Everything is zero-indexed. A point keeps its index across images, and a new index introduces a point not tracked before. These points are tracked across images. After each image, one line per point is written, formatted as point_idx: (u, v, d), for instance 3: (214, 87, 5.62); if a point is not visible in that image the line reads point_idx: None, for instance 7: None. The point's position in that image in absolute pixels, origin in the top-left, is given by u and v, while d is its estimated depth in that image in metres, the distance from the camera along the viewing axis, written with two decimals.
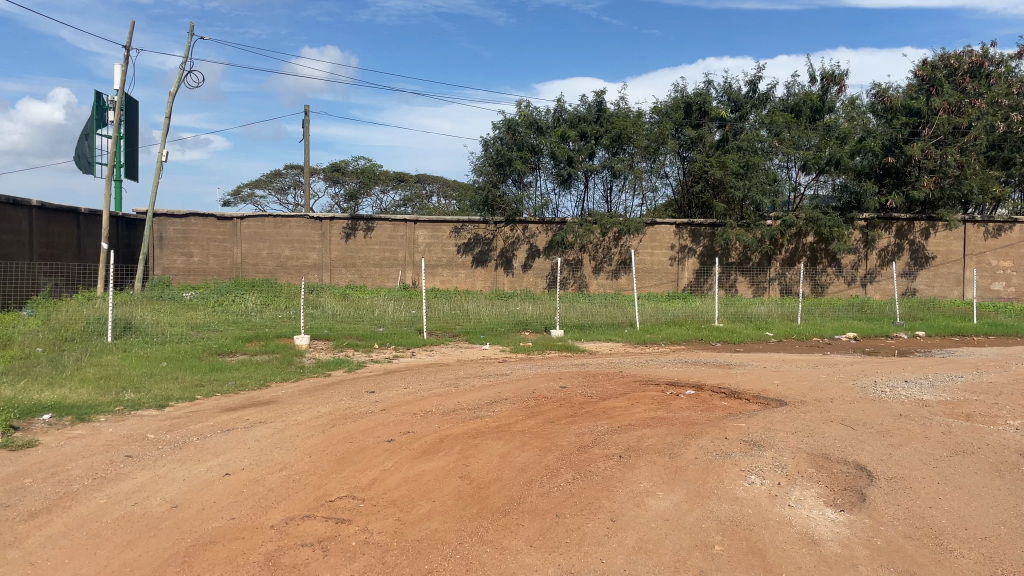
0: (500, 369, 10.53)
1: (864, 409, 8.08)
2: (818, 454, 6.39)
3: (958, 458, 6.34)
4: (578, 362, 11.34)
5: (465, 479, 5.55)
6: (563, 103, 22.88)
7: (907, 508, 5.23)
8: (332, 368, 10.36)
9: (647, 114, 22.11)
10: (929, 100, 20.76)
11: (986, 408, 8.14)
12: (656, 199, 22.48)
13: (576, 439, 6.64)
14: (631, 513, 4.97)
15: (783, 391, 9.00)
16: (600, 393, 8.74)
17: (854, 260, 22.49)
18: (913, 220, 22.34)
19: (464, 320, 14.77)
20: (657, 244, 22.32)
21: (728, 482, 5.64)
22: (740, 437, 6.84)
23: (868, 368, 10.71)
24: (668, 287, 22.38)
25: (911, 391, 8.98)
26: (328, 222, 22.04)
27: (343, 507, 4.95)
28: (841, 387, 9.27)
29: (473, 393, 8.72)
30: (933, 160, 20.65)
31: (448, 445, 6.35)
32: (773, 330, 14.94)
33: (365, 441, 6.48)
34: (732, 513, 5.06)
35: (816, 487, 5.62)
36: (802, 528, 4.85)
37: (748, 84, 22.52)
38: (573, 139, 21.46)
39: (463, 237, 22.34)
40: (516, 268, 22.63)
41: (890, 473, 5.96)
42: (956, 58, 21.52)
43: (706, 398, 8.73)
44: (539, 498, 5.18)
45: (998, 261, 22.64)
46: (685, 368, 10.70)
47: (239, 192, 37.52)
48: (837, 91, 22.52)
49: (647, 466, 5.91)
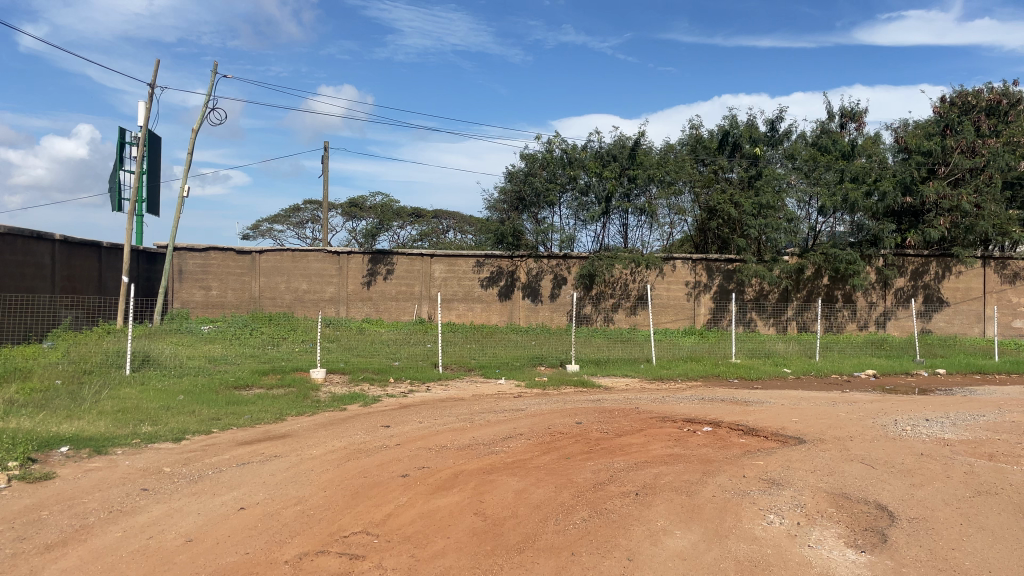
0: (515, 404, 10.48)
1: (885, 447, 7.96)
2: (838, 494, 6.30)
3: (980, 499, 6.23)
4: (593, 398, 11.27)
5: (479, 515, 5.51)
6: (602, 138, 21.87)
7: (929, 549, 5.14)
8: (347, 403, 10.35)
9: (671, 149, 22.47)
10: (943, 141, 20.63)
11: (1008, 448, 8.01)
12: (672, 233, 22.37)
13: (592, 476, 6.60)
14: (648, 552, 4.91)
15: (802, 429, 8.90)
16: (616, 430, 8.67)
17: (872, 300, 22.31)
18: (927, 263, 22.20)
19: (480, 354, 14.73)
20: (673, 279, 22.23)
21: (746, 521, 5.57)
22: (758, 475, 6.77)
23: (888, 406, 10.59)
24: (685, 322, 22.25)
25: (932, 430, 8.85)
26: (346, 256, 22.24)
27: (357, 543, 4.92)
28: (861, 426, 9.15)
29: (487, 428, 8.66)
30: (950, 201, 20.31)
31: (462, 481, 6.32)
32: (791, 367, 14.84)
33: (380, 476, 6.46)
34: (751, 552, 4.99)
35: (836, 527, 5.54)
36: (823, 569, 4.78)
37: (771, 122, 22.44)
38: (602, 175, 21.31)
39: (485, 271, 22.34)
40: (544, 297, 22.48)
41: (912, 514, 5.86)
42: (973, 96, 21.71)
43: (724, 435, 8.65)
44: (554, 536, 5.14)
45: (1019, 298, 22.39)
46: (702, 405, 10.61)
47: (258, 227, 37.96)
48: (856, 127, 23.19)
49: (665, 504, 5.86)
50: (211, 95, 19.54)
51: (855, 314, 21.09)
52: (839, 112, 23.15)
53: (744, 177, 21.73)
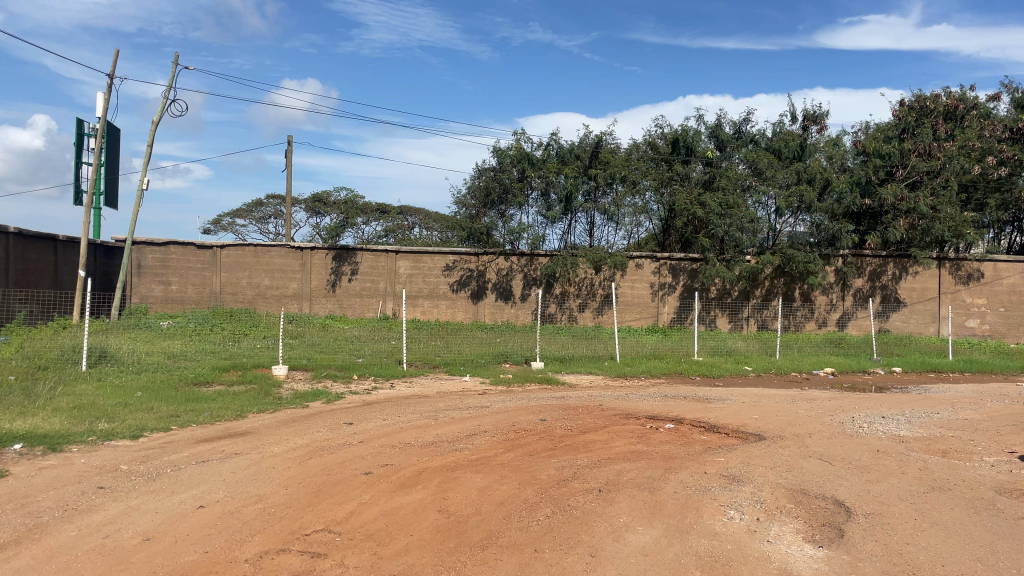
0: (479, 401, 10.47)
1: (841, 444, 8.12)
2: (797, 489, 6.41)
3: (933, 494, 6.38)
4: (558, 395, 11.30)
5: (443, 512, 5.50)
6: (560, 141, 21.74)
7: (884, 544, 5.25)
8: (309, 400, 10.24)
9: (635, 148, 22.52)
10: (902, 144, 21.19)
11: (961, 444, 8.22)
12: (639, 233, 22.52)
13: (556, 472, 6.62)
14: (611, 548, 4.95)
15: (762, 426, 9.03)
16: (580, 427, 8.71)
17: (830, 300, 22.60)
18: (885, 263, 22.56)
19: (445, 352, 14.69)
20: (637, 277, 22.38)
21: (707, 517, 5.63)
22: (719, 471, 6.86)
23: (845, 403, 10.78)
24: (648, 321, 22.41)
25: (888, 427, 9.04)
26: (309, 252, 22.03)
27: (318, 541, 4.88)
28: (819, 423, 9.31)
29: (451, 425, 8.63)
30: (907, 203, 20.79)
31: (426, 478, 6.30)
32: (752, 364, 15.04)
33: (342, 474, 6.41)
34: (711, 548, 5.05)
35: (794, 523, 5.63)
36: (782, 564, 4.85)
37: (735, 124, 22.72)
38: (565, 174, 21.34)
39: (455, 274, 22.29)
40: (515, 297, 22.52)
41: (868, 509, 5.98)
42: (931, 100, 22.22)
43: (686, 432, 8.74)
44: (517, 533, 5.14)
45: (972, 298, 22.72)
46: (665, 402, 10.70)
47: (220, 221, 37.39)
48: (819, 130, 23.58)
49: (627, 501, 5.90)
50: (172, 86, 19.16)
51: (814, 312, 22.30)
52: (803, 115, 23.49)
53: (704, 178, 21.94)
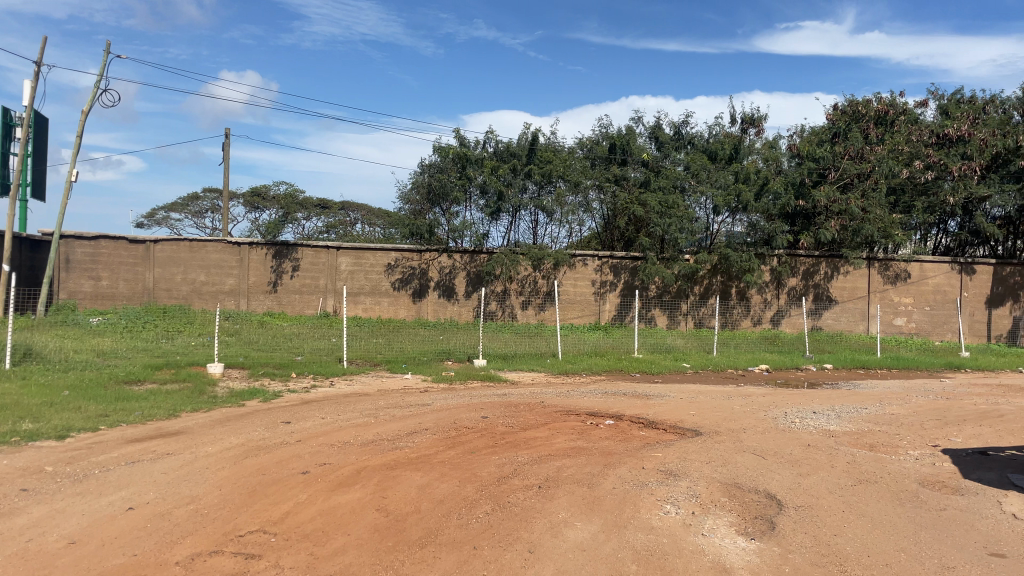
0: (420, 399, 10.42)
1: (774, 439, 8.34)
2: (731, 483, 6.56)
3: (861, 487, 6.60)
4: (500, 392, 11.32)
5: (382, 511, 5.46)
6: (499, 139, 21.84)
7: (813, 536, 5.41)
8: (245, 399, 10.04)
9: (576, 148, 22.69)
10: (833, 147, 21.86)
11: (887, 439, 8.52)
12: (582, 231, 22.73)
13: (496, 470, 6.63)
14: (549, 544, 4.98)
15: (699, 422, 9.21)
16: (521, 424, 8.74)
17: (766, 298, 23.16)
18: (817, 263, 23.23)
19: (387, 349, 14.58)
20: (580, 275, 22.57)
21: (644, 511, 5.72)
22: (656, 467, 6.97)
23: (779, 399, 11.07)
24: (590, 319, 22.61)
25: (819, 422, 9.32)
26: (247, 247, 21.60)
27: (252, 542, 4.80)
28: (754, 418, 9.54)
29: (391, 423, 8.57)
30: (839, 205, 21.43)
31: (364, 477, 6.24)
32: (690, 361, 15.32)
33: (279, 473, 6.32)
34: (648, 542, 5.13)
35: (728, 516, 5.76)
36: (715, 557, 4.96)
37: (675, 125, 23.09)
38: (505, 173, 21.43)
39: (396, 272, 22.09)
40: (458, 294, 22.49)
41: (799, 502, 6.16)
42: (863, 105, 22.98)
43: (626, 428, 8.85)
44: (456, 530, 5.14)
45: (900, 297, 23.52)
46: (605, 399, 10.82)
47: (154, 215, 36.35)
48: (757, 133, 24.12)
49: (566, 497, 5.95)
50: (103, 75, 18.53)
51: (750, 311, 22.65)
52: (741, 118, 24.01)
53: (641, 179, 22.19)
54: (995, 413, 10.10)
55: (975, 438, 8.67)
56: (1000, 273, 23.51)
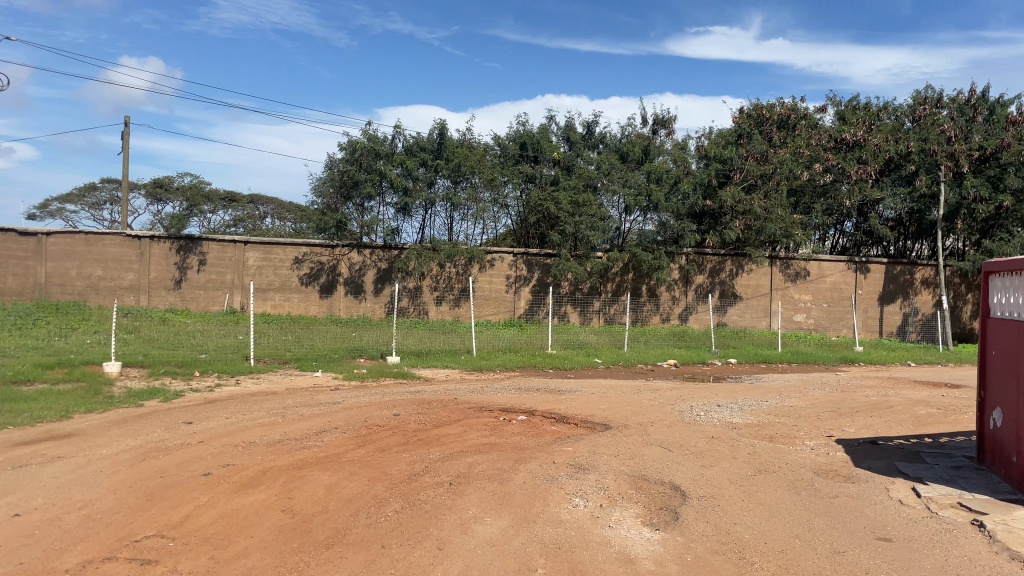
0: (331, 397, 10.25)
1: (681, 431, 8.59)
2: (638, 476, 6.72)
3: (760, 477, 6.88)
4: (412, 389, 11.26)
5: (287, 512, 5.35)
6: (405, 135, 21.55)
7: (714, 525, 5.60)
8: (144, 399, 9.65)
9: (490, 146, 22.72)
10: (739, 150, 22.56)
11: (785, 430, 8.91)
12: (497, 228, 22.83)
13: (407, 467, 6.60)
14: (458, 540, 5.00)
15: (608, 416, 9.40)
16: (433, 421, 8.71)
17: (675, 295, 23.83)
18: (723, 261, 24.02)
19: (296, 347, 14.27)
20: (495, 272, 22.64)
21: (553, 505, 5.80)
22: (566, 461, 7.08)
23: (686, 393, 11.41)
24: (505, 315, 22.78)
25: (723, 415, 9.65)
26: (147, 241, 20.96)
27: (149, 547, 4.63)
28: (662, 411, 9.81)
29: (300, 422, 8.40)
30: (743, 206, 22.24)
31: (270, 478, 6.10)
32: (602, 357, 15.59)
33: (179, 476, 6.10)
34: (556, 535, 5.21)
35: (634, 508, 5.91)
36: (620, 548, 5.07)
37: (587, 125, 23.41)
38: (414, 169, 21.32)
39: (304, 267, 21.64)
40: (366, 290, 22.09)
41: (702, 492, 6.36)
42: (767, 109, 24.17)
43: (537, 423, 8.94)
44: (363, 529, 5.09)
45: (799, 295, 24.51)
46: (518, 395, 10.90)
47: (47, 206, 34.46)
48: (666, 134, 24.71)
49: (476, 493, 5.97)
50: None
51: (658, 308, 22.72)
52: (651, 119, 24.55)
53: (553, 177, 22.43)
54: (885, 405, 10.68)
55: (866, 428, 9.14)
56: (892, 272, 24.83)
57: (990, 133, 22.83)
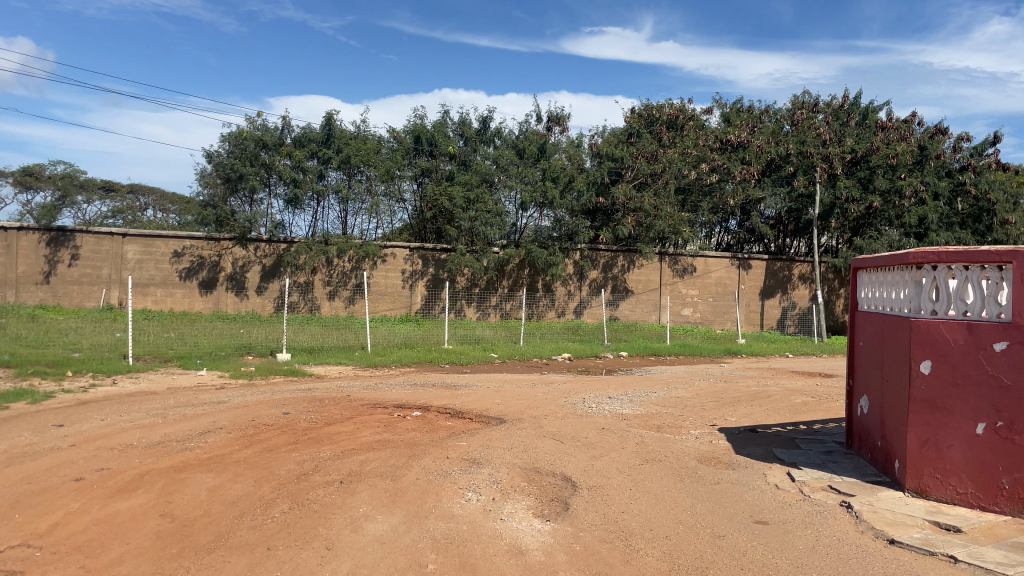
0: (217, 396, 9.90)
1: (573, 423, 8.76)
2: (530, 468, 6.81)
3: (647, 466, 7.10)
4: (303, 387, 11.01)
5: (167, 516, 5.14)
6: (294, 128, 21.09)
7: (603, 514, 5.75)
8: (9, 401, 9.04)
9: (384, 138, 22.37)
10: (630, 149, 23.17)
11: (672, 420, 9.24)
12: (393, 223, 22.63)
13: (296, 467, 6.45)
14: (348, 539, 4.93)
15: (503, 410, 9.48)
16: (325, 418, 8.55)
17: (569, 290, 24.20)
18: (615, 257, 24.48)
19: (179, 344, 13.68)
20: (390, 267, 22.37)
21: (446, 500, 5.81)
22: (460, 455, 7.09)
23: (579, 386, 11.64)
24: (401, 311, 22.40)
25: (614, 407, 9.91)
26: (15, 233, 19.72)
27: (11, 559, 4.34)
28: (555, 404, 9.98)
29: (183, 423, 8.07)
30: (634, 203, 22.88)
31: (149, 481, 5.84)
32: (498, 351, 15.69)
33: (47, 482, 5.75)
34: (448, 530, 5.21)
35: (526, 499, 5.99)
36: (511, 540, 5.13)
37: (482, 120, 23.43)
38: (304, 161, 20.86)
39: (184, 261, 20.79)
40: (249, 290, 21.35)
41: (591, 482, 6.51)
42: (657, 110, 24.86)
43: (432, 419, 8.92)
44: (249, 532, 4.95)
45: (687, 290, 25.28)
46: (413, 391, 10.84)
47: None
48: (561, 131, 25.01)
49: (368, 490, 5.91)
50: None
51: (554, 303, 23.23)
52: (545, 116, 24.85)
53: (449, 171, 22.39)
54: (765, 394, 11.23)
55: (747, 417, 9.59)
56: (772, 268, 26.10)
57: (860, 138, 24.39)
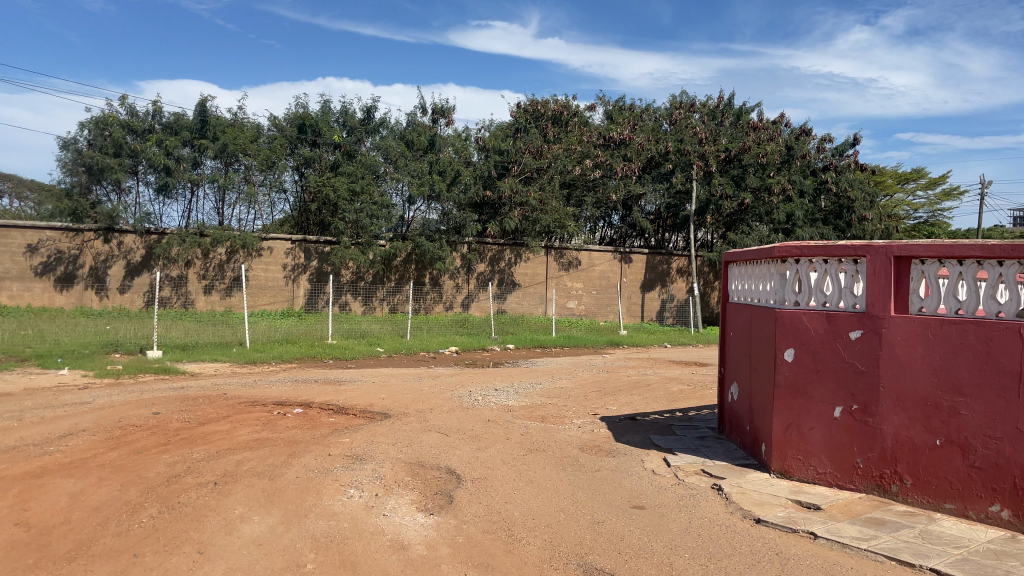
0: (80, 397, 9.32)
1: (458, 416, 8.78)
2: (414, 462, 6.78)
3: (531, 456, 7.21)
4: (176, 385, 10.51)
5: (22, 526, 4.81)
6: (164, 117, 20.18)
7: (486, 505, 5.80)
8: None
9: (263, 126, 21.65)
10: (515, 142, 23.52)
11: (556, 410, 9.41)
12: (273, 214, 22.00)
13: (166, 469, 6.16)
14: (222, 542, 4.76)
15: (387, 405, 9.39)
16: (199, 418, 8.21)
17: (457, 283, 24.15)
18: (502, 250, 24.64)
19: (37, 342, 12.79)
20: (271, 260, 21.65)
21: (326, 498, 5.70)
22: (342, 452, 6.97)
23: (465, 379, 11.67)
24: (283, 305, 21.65)
25: (499, 398, 9.99)
26: None
27: None
28: (441, 398, 9.96)
29: (41, 426, 7.56)
30: (520, 197, 23.18)
31: (1, 490, 5.44)
32: (384, 346, 15.52)
33: None
34: (328, 528, 5.12)
35: (409, 494, 5.95)
36: (394, 535, 5.09)
37: (366, 111, 23.11)
38: (176, 149, 19.97)
39: (40, 255, 19.51)
40: (112, 289, 20.13)
41: (475, 474, 6.56)
42: (542, 105, 25.14)
43: (314, 415, 8.73)
44: (114, 539, 4.70)
45: (572, 283, 25.71)
46: (294, 387, 10.56)
47: None
48: (446, 124, 25.00)
49: (245, 491, 5.72)
50: None
51: (441, 296, 23.03)
52: (431, 109, 24.76)
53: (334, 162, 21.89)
54: (644, 383, 11.62)
55: (627, 405, 9.90)
56: (653, 262, 26.95)
57: (734, 138, 25.64)
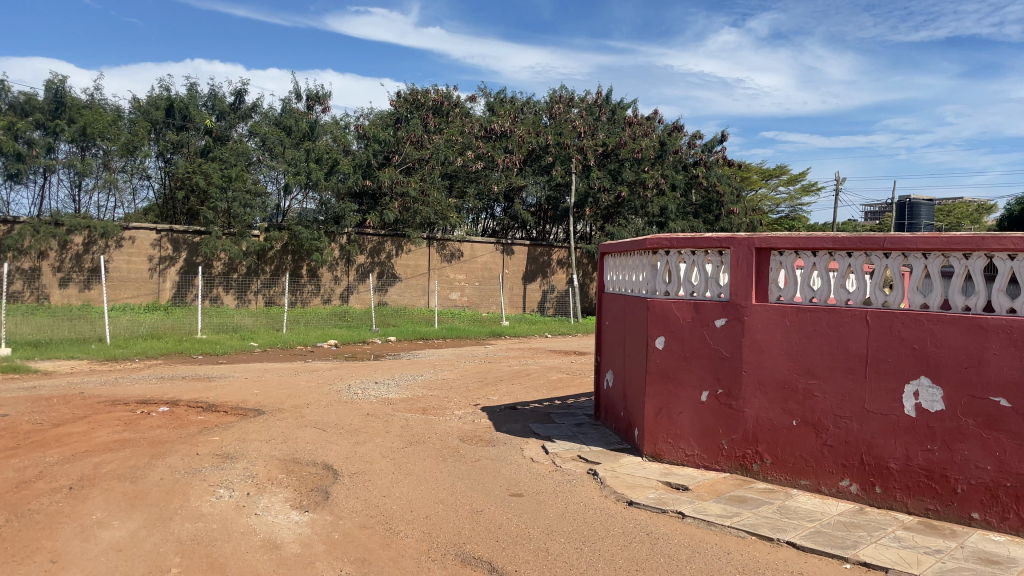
0: None
1: (336, 411, 8.61)
2: (289, 459, 6.60)
3: (410, 448, 7.17)
4: (27, 385, 9.77)
5: None
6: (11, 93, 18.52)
7: (363, 500, 5.72)
8: None
9: (124, 109, 20.40)
10: (395, 132, 23.42)
11: (437, 402, 9.39)
12: (136, 202, 20.87)
13: (14, 475, 5.73)
14: (77, 550, 4.48)
15: (261, 401, 9.09)
16: (52, 419, 7.68)
17: (335, 275, 23.59)
18: (383, 241, 24.25)
19: None
20: (135, 251, 20.47)
21: (194, 499, 5.46)
22: (212, 451, 6.70)
23: (344, 372, 11.45)
24: (148, 298, 20.47)
25: (379, 391, 9.87)
26: None
27: None
28: (318, 392, 9.73)
29: None
30: (401, 186, 23.11)
31: None
32: (258, 340, 15.00)
33: None
34: (195, 531, 4.90)
35: (283, 492, 5.79)
36: (266, 535, 4.95)
37: (237, 95, 22.26)
38: (27, 130, 18.55)
39: None
40: None
41: (353, 469, 6.45)
42: (422, 95, 24.84)
43: (181, 414, 8.33)
44: None
45: (454, 275, 25.69)
46: (160, 385, 10.04)
47: None
48: (322, 111, 24.37)
49: (103, 495, 5.40)
50: None
51: (319, 289, 22.26)
52: (305, 95, 24.08)
53: (204, 147, 20.97)
54: (524, 373, 11.79)
55: (508, 395, 9.99)
56: (534, 253, 27.31)
57: (611, 132, 26.29)
